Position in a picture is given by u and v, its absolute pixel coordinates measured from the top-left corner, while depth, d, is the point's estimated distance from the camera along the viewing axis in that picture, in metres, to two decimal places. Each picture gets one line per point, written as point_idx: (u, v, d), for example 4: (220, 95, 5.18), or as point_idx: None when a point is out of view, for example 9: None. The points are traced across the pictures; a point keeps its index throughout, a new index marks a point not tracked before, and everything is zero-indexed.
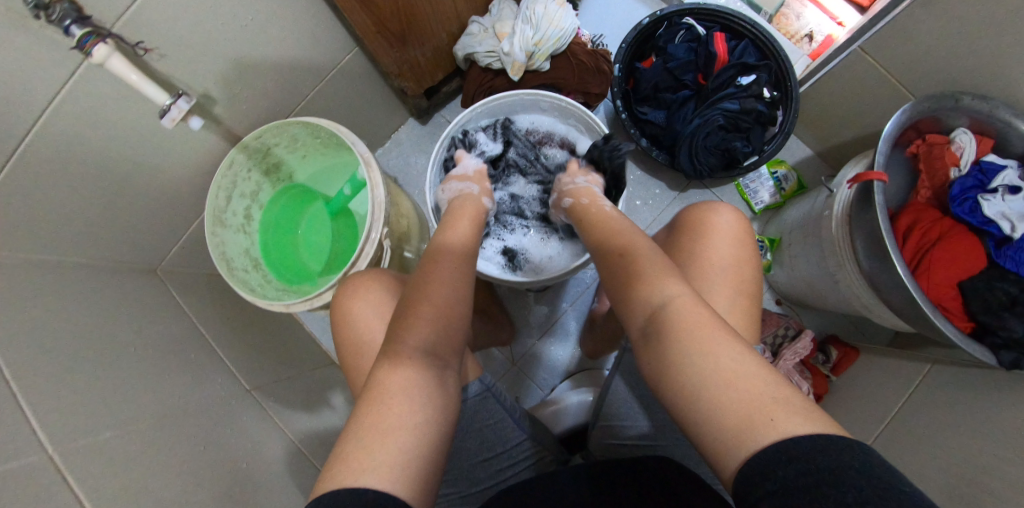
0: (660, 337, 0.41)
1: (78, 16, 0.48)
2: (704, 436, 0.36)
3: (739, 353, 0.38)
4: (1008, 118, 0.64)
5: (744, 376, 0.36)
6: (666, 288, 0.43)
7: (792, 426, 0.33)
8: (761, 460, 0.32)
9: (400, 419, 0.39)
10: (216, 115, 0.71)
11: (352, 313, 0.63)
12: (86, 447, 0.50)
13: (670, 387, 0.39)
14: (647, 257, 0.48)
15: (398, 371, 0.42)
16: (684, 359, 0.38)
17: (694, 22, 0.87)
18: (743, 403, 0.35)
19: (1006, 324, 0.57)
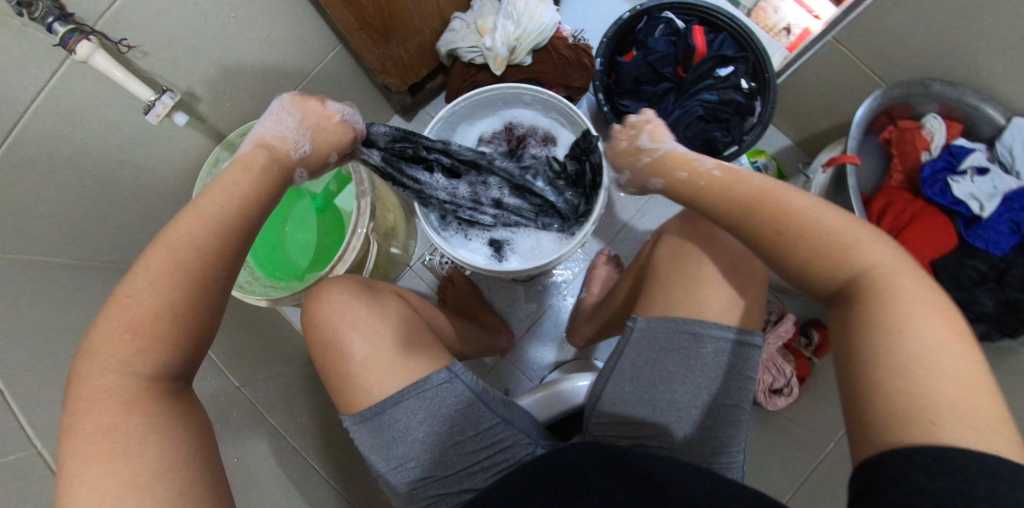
0: (867, 305, 0.40)
1: (61, 13, 0.48)
2: (866, 407, 0.38)
3: (934, 343, 0.37)
4: (975, 103, 0.66)
5: (947, 372, 0.36)
6: (878, 256, 0.41)
7: (971, 436, 0.33)
8: (930, 449, 0.33)
9: (121, 427, 0.37)
10: (200, 112, 0.71)
11: (326, 317, 0.65)
12: None
13: (856, 358, 0.40)
14: (835, 220, 0.44)
15: (108, 383, 0.38)
16: (875, 337, 0.39)
17: (673, 15, 0.89)
18: (950, 396, 0.35)
19: (976, 299, 0.59)
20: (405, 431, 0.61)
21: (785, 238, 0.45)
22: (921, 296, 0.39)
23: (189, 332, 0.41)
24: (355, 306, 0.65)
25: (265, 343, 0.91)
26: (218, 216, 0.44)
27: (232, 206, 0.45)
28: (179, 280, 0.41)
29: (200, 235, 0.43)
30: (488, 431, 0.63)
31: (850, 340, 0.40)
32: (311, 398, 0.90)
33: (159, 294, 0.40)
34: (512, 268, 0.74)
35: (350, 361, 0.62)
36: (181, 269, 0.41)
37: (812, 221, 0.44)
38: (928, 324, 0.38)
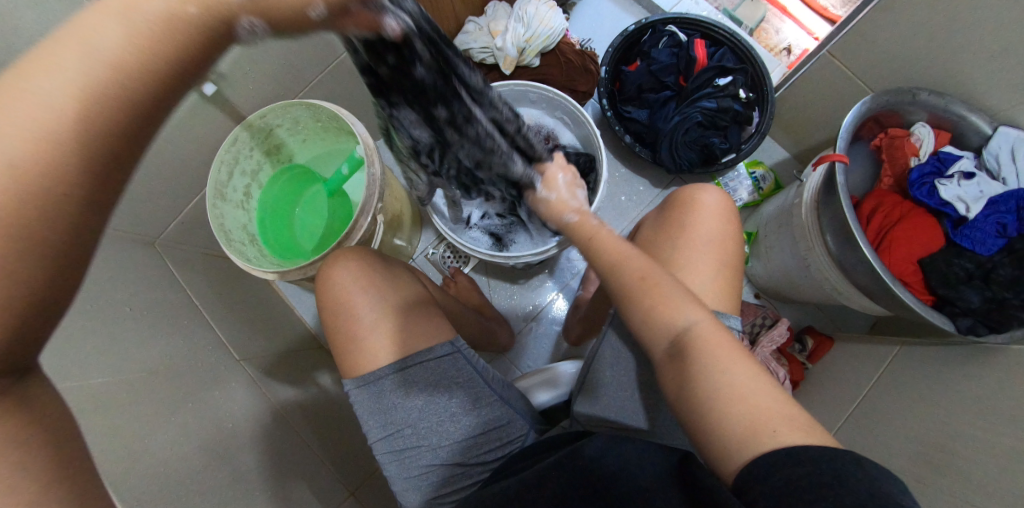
0: (688, 360, 0.46)
1: None
2: (710, 437, 0.43)
3: (738, 371, 0.44)
4: (963, 112, 0.69)
5: (761, 397, 0.42)
6: (686, 312, 0.48)
7: (783, 438, 0.39)
8: (762, 461, 0.38)
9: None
10: (224, 92, 0.75)
11: (329, 287, 0.66)
12: (82, 384, 0.52)
13: (683, 403, 0.46)
14: (656, 286, 0.49)
15: None
16: (689, 383, 0.45)
17: (676, 29, 0.94)
18: (751, 417, 0.41)
19: (963, 295, 0.60)
20: (407, 400, 0.61)
21: (624, 300, 0.50)
22: (721, 336, 0.47)
23: (58, 225, 0.28)
24: (358, 280, 0.65)
25: (265, 324, 0.93)
26: (93, 76, 0.28)
27: (124, 58, 0.28)
28: (34, 156, 0.27)
29: (88, 98, 0.28)
30: (483, 413, 0.63)
31: (677, 386, 0.46)
32: (306, 381, 0.91)
33: (22, 168, 0.27)
34: (513, 254, 0.76)
35: (358, 324, 0.63)
36: (35, 160, 0.27)
37: (638, 281, 0.49)
38: (731, 359, 0.45)
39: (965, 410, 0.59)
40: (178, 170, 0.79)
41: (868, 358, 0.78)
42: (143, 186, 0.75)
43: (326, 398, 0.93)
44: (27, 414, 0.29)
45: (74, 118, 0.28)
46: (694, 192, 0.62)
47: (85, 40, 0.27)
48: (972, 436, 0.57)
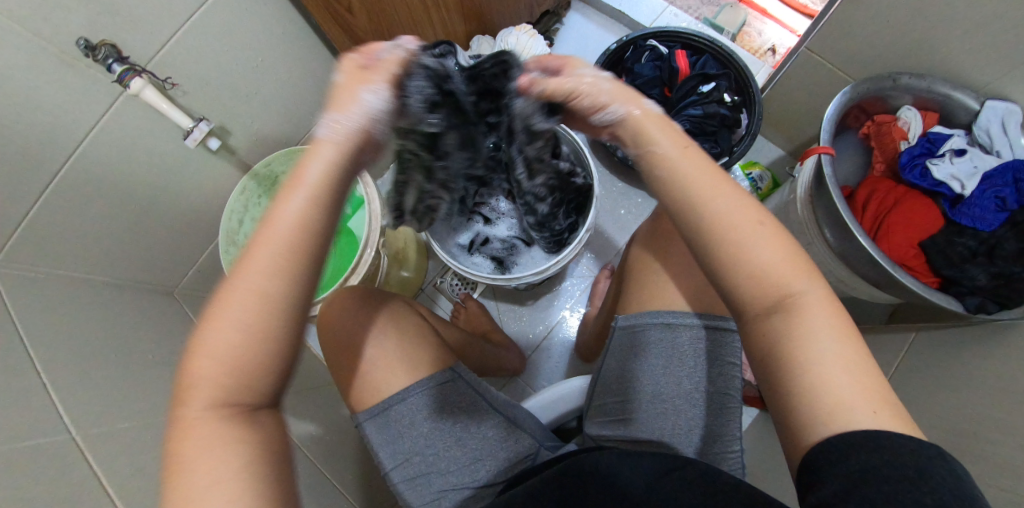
0: (795, 323, 0.41)
1: (119, 56, 0.58)
2: (792, 412, 0.39)
3: (838, 343, 0.40)
4: (946, 91, 0.69)
5: (859, 373, 0.39)
6: (801, 276, 0.42)
7: (869, 422, 0.36)
8: (845, 441, 0.36)
9: (230, 437, 0.37)
10: (231, 145, 0.80)
11: (334, 323, 0.68)
12: (104, 431, 0.55)
13: (774, 361, 0.42)
14: (762, 236, 0.42)
15: (208, 379, 0.37)
16: (786, 342, 0.41)
17: (657, 43, 0.96)
18: (845, 391, 0.38)
19: (969, 274, 0.59)
20: (428, 428, 0.62)
21: (713, 245, 0.43)
22: (832, 309, 0.42)
23: (288, 323, 0.38)
24: (366, 315, 0.67)
25: None
26: (294, 224, 0.38)
27: (317, 204, 0.39)
28: (274, 281, 0.37)
29: (288, 238, 0.38)
30: (501, 434, 0.64)
31: (771, 342, 0.42)
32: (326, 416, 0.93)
33: (258, 283, 0.37)
34: (516, 276, 0.77)
35: (359, 360, 0.64)
36: (266, 290, 0.37)
37: (739, 222, 0.42)
38: (833, 329, 0.40)
39: (986, 391, 0.57)
40: (193, 222, 0.83)
41: (886, 348, 0.75)
42: (162, 240, 0.80)
43: (347, 432, 0.95)
44: (257, 439, 0.38)
45: (282, 257, 0.38)
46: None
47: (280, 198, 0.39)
48: (995, 418, 0.55)
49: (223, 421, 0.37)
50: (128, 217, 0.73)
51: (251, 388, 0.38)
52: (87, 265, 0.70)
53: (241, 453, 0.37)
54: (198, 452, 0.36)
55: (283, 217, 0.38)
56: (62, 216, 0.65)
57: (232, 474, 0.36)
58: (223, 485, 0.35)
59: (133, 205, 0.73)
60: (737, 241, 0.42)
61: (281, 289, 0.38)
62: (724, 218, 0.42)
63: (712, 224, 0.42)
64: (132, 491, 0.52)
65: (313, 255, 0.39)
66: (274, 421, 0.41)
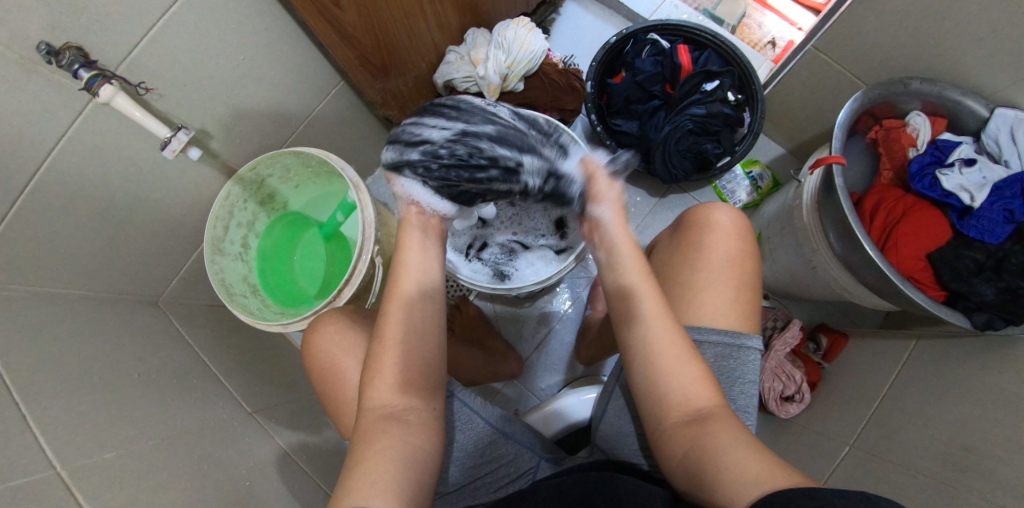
0: (703, 431, 0.46)
1: (86, 60, 0.53)
2: (719, 489, 0.41)
3: (742, 442, 0.44)
4: (957, 97, 0.67)
5: (762, 464, 0.41)
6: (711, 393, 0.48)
7: (784, 481, 0.39)
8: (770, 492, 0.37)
9: (387, 430, 0.48)
10: (213, 148, 0.76)
11: (322, 344, 0.65)
12: (93, 462, 0.52)
13: (692, 458, 0.45)
14: (680, 358, 0.49)
15: (376, 386, 0.50)
16: (699, 441, 0.46)
17: (658, 37, 0.93)
18: (754, 473, 0.40)
19: (977, 290, 0.58)
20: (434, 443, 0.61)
21: (650, 361, 0.50)
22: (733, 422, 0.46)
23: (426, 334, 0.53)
24: (358, 333, 0.65)
25: (273, 371, 0.93)
26: (419, 272, 0.55)
27: (426, 256, 0.56)
28: (411, 305, 0.53)
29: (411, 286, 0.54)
30: (499, 448, 0.63)
31: (692, 444, 0.46)
32: (319, 424, 0.91)
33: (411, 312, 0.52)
34: (516, 286, 0.76)
35: (348, 387, 0.63)
36: (411, 317, 0.52)
37: (668, 343, 0.50)
38: (734, 434, 0.45)
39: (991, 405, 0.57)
40: (174, 229, 0.79)
41: (885, 354, 0.75)
42: (142, 249, 0.76)
43: (341, 440, 0.93)
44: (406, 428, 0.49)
45: (418, 295, 0.53)
46: (707, 213, 0.64)
47: (401, 259, 0.55)
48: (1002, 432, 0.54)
49: (386, 416, 0.49)
50: (103, 228, 0.68)
51: (404, 391, 0.50)
52: (63, 280, 0.66)
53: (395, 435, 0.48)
54: (372, 439, 0.47)
55: (410, 273, 0.54)
56: (33, 231, 0.60)
57: (388, 455, 0.46)
58: (389, 458, 0.46)
59: (109, 214, 0.68)
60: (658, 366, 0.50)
61: (419, 314, 0.53)
62: (658, 349, 0.50)
63: (644, 344, 0.51)
64: None
65: (434, 289, 0.55)
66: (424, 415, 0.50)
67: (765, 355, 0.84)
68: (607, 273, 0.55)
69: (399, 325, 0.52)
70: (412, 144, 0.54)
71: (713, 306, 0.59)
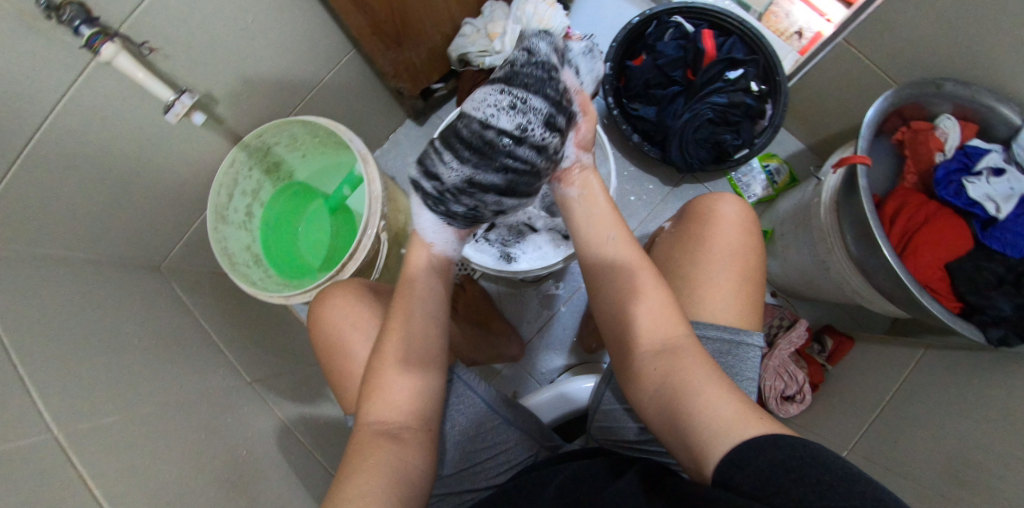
0: (676, 362, 0.47)
1: (88, 17, 0.51)
2: (697, 435, 0.41)
3: (714, 380, 0.45)
4: (990, 103, 0.64)
5: (729, 402, 0.42)
6: (684, 327, 0.50)
7: (754, 429, 0.39)
8: (748, 448, 0.37)
9: (380, 445, 0.47)
10: (218, 113, 0.74)
11: (324, 317, 0.65)
12: (90, 426, 0.52)
13: (664, 394, 0.47)
14: (650, 287, 0.53)
15: (377, 398, 0.50)
16: (671, 377, 0.47)
17: (682, 20, 0.89)
18: (724, 417, 0.41)
19: (993, 303, 0.57)
20: None
21: (622, 286, 0.54)
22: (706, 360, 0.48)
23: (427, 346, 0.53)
24: (359, 309, 0.65)
25: (273, 340, 0.92)
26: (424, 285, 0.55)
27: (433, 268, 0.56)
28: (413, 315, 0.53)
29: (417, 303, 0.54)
30: (493, 433, 0.63)
31: (665, 380, 0.47)
32: (318, 396, 0.91)
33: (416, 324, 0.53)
34: (521, 269, 0.75)
35: (353, 362, 0.63)
36: (414, 329, 0.53)
37: (636, 267, 0.54)
38: (704, 369, 0.46)
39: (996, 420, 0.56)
40: (178, 195, 0.78)
41: (891, 361, 0.74)
42: (144, 213, 0.74)
43: (339, 413, 0.93)
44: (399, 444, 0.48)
45: (422, 305, 0.54)
46: (711, 204, 0.63)
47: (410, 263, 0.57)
48: None
49: (381, 432, 0.49)
50: (104, 191, 0.67)
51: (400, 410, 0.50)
52: (62, 241, 0.65)
53: (389, 450, 0.47)
54: (364, 453, 0.47)
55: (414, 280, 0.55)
56: (32, 190, 0.59)
57: (379, 467, 0.45)
58: (381, 471, 0.45)
59: (110, 177, 0.67)
60: (630, 294, 0.53)
61: (419, 326, 0.53)
62: (628, 275, 0.54)
63: (615, 272, 0.55)
64: (123, 491, 0.50)
65: (438, 301, 0.56)
66: (416, 435, 0.50)
67: (768, 353, 0.83)
68: (577, 205, 0.60)
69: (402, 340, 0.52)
70: (427, 177, 0.53)
71: (714, 299, 0.57)
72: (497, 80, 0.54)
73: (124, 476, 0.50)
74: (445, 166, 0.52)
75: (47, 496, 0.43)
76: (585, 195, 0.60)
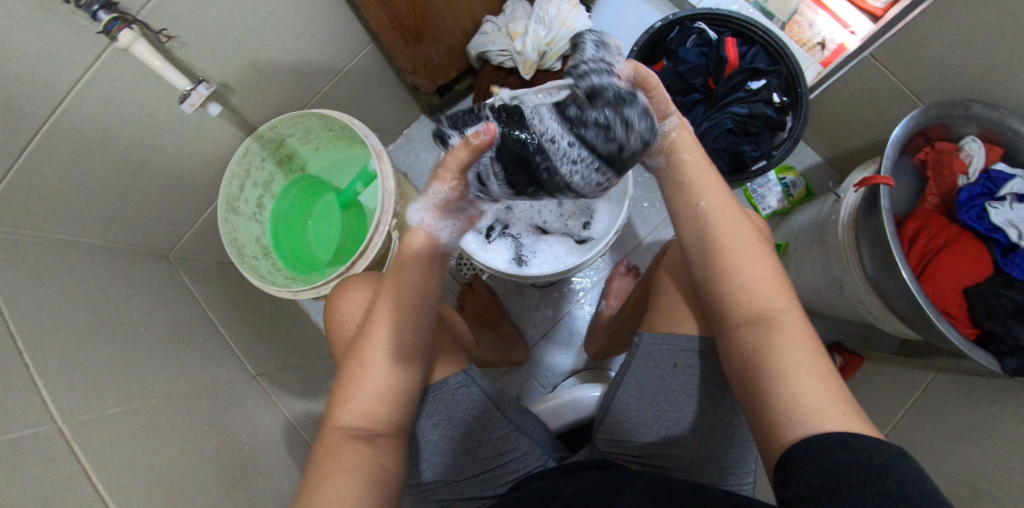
0: (771, 336, 0.47)
1: (106, 1, 0.49)
2: (774, 413, 0.44)
3: (811, 359, 0.45)
4: (1017, 127, 0.63)
5: (824, 387, 0.44)
6: (784, 300, 0.49)
7: (835, 424, 0.41)
8: (821, 442, 0.40)
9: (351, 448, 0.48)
10: (233, 104, 0.73)
11: (341, 312, 0.64)
12: (96, 417, 0.52)
13: (756, 364, 0.47)
14: (751, 255, 0.51)
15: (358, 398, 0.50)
16: (766, 349, 0.47)
17: (705, 26, 0.88)
18: (810, 405, 0.43)
19: (1010, 331, 0.57)
20: (426, 431, 0.61)
21: (714, 252, 0.52)
22: (804, 328, 0.48)
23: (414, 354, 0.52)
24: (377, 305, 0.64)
25: (280, 333, 0.92)
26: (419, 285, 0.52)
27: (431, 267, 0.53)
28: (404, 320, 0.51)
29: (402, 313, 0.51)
30: (501, 439, 0.62)
31: (754, 352, 0.48)
32: (322, 391, 0.91)
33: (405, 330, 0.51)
34: (533, 274, 0.74)
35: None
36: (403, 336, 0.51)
37: (734, 237, 0.52)
38: (802, 345, 0.46)
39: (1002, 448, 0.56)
40: (190, 184, 0.77)
41: (901, 382, 0.74)
42: (155, 201, 0.73)
43: None
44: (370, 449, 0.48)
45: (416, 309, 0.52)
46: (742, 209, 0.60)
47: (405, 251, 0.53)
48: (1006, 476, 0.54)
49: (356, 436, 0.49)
50: (115, 178, 0.66)
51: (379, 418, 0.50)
52: (71, 228, 0.64)
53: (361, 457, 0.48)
54: (332, 460, 0.47)
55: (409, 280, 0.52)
56: (42, 175, 0.58)
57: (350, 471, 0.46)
58: (355, 472, 0.46)
59: (121, 164, 0.66)
60: (721, 265, 0.52)
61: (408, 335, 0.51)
62: (721, 246, 0.52)
63: (707, 241, 0.53)
64: (129, 485, 0.49)
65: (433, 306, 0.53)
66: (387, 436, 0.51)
67: None
68: (665, 173, 0.58)
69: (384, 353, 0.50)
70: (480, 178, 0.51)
71: None
72: (586, 146, 0.48)
73: (130, 469, 0.50)
74: (498, 187, 0.52)
75: (52, 490, 0.43)
76: (671, 162, 0.57)
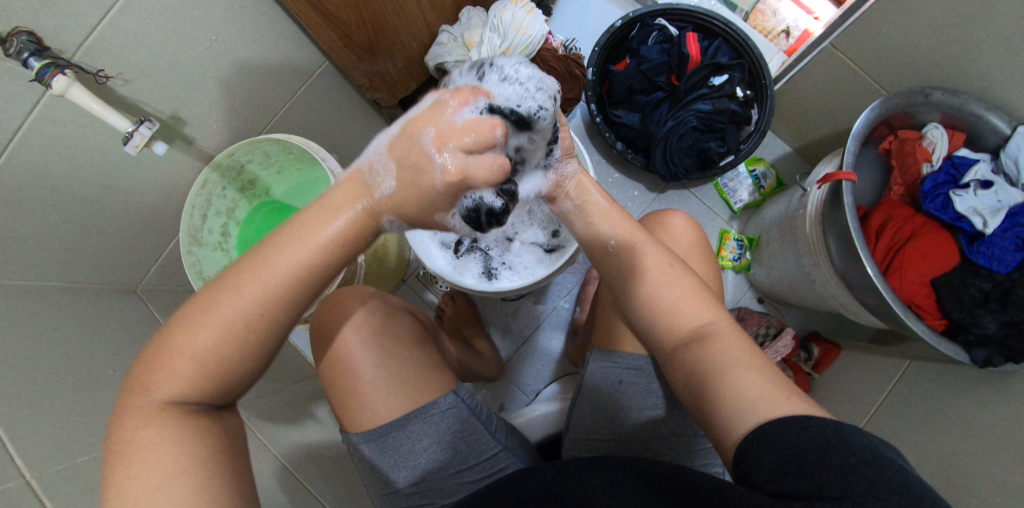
0: (706, 348, 0.49)
1: (36, 48, 0.48)
2: (726, 410, 0.45)
3: (745, 358, 0.47)
4: (978, 112, 0.62)
5: (764, 377, 0.45)
6: (710, 310, 0.51)
7: (782, 407, 0.43)
8: (781, 424, 0.41)
9: (168, 429, 0.37)
10: (187, 134, 0.71)
11: (324, 330, 0.61)
12: (62, 468, 0.51)
13: (698, 376, 0.48)
14: (672, 276, 0.53)
15: (191, 364, 0.38)
16: (705, 361, 0.48)
17: (666, 23, 0.87)
18: (753, 399, 0.44)
19: (978, 321, 0.56)
20: (415, 455, 0.57)
21: (634, 287, 0.54)
22: (737, 333, 0.50)
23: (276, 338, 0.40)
24: (367, 320, 0.61)
25: None
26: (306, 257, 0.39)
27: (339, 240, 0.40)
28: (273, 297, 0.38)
29: (277, 287, 0.38)
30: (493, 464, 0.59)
31: (694, 366, 0.49)
32: (305, 416, 0.90)
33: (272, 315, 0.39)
34: (501, 288, 0.72)
35: (360, 380, 0.57)
36: (263, 317, 0.39)
37: (652, 262, 0.53)
38: (739, 347, 0.48)
39: (974, 439, 0.56)
40: (150, 217, 0.75)
41: (876, 372, 0.74)
42: (115, 237, 0.72)
43: (326, 430, 0.92)
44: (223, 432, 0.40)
45: (290, 286, 0.39)
46: (665, 217, 0.61)
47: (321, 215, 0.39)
48: (979, 468, 0.54)
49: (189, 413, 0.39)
50: (72, 218, 0.64)
51: (224, 390, 0.40)
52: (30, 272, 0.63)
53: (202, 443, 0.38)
54: (147, 436, 0.37)
55: (302, 251, 0.39)
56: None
57: (180, 464, 0.37)
58: (172, 465, 0.37)
59: (75, 204, 0.64)
60: (645, 293, 0.53)
61: (269, 316, 0.39)
62: (643, 274, 0.53)
63: (632, 270, 0.54)
64: None
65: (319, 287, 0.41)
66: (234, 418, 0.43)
67: None
68: (574, 217, 0.60)
69: (233, 333, 0.38)
70: None
71: None
72: None
73: None
74: None
75: None
76: (579, 204, 0.60)
